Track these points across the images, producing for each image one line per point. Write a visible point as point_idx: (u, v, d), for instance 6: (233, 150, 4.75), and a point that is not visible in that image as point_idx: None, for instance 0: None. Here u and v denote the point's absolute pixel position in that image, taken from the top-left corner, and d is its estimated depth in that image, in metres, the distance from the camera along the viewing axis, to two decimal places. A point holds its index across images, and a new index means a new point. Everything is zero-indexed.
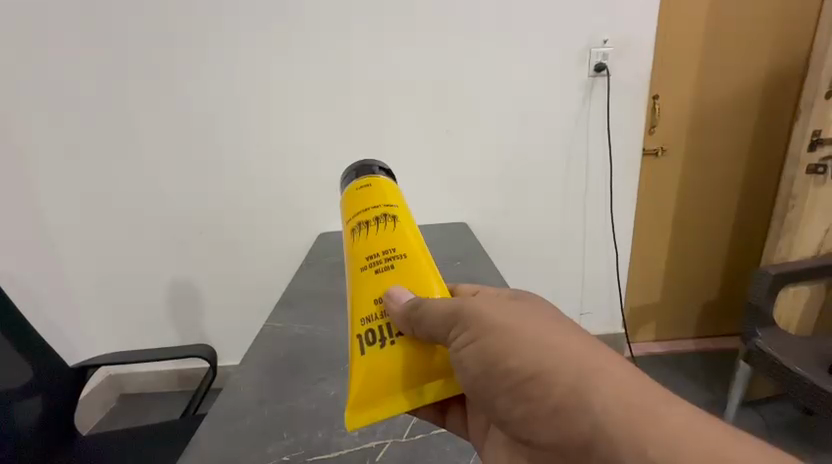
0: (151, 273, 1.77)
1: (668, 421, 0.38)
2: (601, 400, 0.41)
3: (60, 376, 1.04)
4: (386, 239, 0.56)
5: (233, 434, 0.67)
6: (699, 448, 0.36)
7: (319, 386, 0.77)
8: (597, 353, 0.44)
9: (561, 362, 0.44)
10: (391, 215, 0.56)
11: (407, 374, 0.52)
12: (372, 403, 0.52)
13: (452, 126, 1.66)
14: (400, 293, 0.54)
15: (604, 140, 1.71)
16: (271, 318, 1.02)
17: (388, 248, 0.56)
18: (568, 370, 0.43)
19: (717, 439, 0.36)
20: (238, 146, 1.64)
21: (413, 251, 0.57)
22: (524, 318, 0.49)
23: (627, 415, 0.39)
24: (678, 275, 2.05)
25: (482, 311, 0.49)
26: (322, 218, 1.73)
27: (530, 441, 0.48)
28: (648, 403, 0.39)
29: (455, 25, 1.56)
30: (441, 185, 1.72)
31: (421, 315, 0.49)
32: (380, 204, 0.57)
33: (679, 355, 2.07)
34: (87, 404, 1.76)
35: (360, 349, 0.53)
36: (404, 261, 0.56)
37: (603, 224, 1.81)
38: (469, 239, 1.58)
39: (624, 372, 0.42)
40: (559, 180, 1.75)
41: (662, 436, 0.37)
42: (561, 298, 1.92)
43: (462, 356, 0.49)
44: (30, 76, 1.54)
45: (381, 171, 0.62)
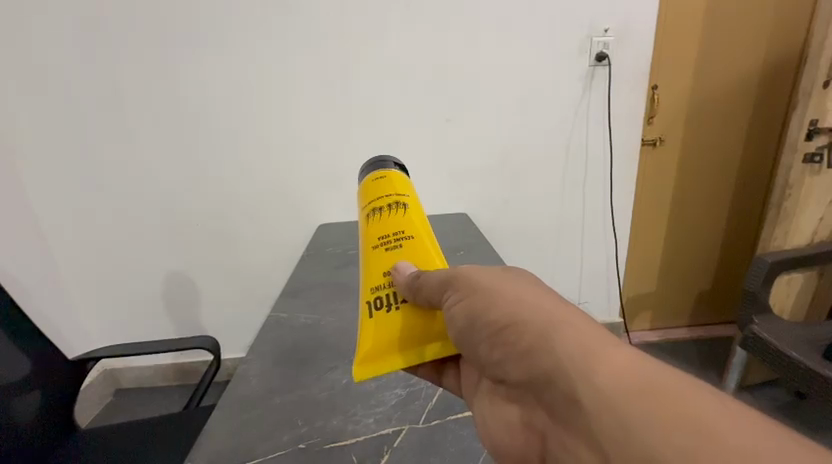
0: (145, 265, 1.73)
1: (618, 362, 0.36)
2: (552, 342, 0.40)
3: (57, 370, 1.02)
4: (396, 223, 0.59)
5: (244, 424, 0.66)
6: (651, 383, 0.34)
7: (329, 375, 0.76)
8: (563, 308, 0.43)
9: (531, 311, 0.44)
10: (403, 204, 0.60)
11: (409, 334, 0.56)
12: (377, 359, 0.57)
13: (453, 117, 1.64)
14: (407, 268, 0.58)
15: (604, 130, 1.71)
16: (274, 308, 1.00)
17: (397, 232, 0.59)
18: (537, 318, 0.43)
19: (668, 383, 0.33)
20: (236, 135, 1.60)
21: (421, 233, 0.60)
22: (504, 278, 0.49)
23: (585, 356, 0.37)
24: (674, 264, 2.08)
25: (474, 273, 0.50)
26: (321, 213, 1.72)
27: (503, 379, 0.47)
28: (599, 346, 0.37)
29: (459, 21, 1.54)
30: (442, 176, 1.71)
31: (421, 282, 0.53)
32: (392, 192, 0.60)
33: (674, 343, 2.10)
34: (85, 398, 1.74)
35: (369, 312, 0.58)
36: (411, 241, 0.60)
37: (602, 215, 1.83)
38: (471, 230, 1.57)
39: (586, 323, 0.41)
40: (559, 170, 1.75)
41: (616, 373, 0.35)
42: (559, 289, 1.93)
43: (452, 313, 0.51)
44: (16, 63, 1.48)
45: (395, 166, 0.65)
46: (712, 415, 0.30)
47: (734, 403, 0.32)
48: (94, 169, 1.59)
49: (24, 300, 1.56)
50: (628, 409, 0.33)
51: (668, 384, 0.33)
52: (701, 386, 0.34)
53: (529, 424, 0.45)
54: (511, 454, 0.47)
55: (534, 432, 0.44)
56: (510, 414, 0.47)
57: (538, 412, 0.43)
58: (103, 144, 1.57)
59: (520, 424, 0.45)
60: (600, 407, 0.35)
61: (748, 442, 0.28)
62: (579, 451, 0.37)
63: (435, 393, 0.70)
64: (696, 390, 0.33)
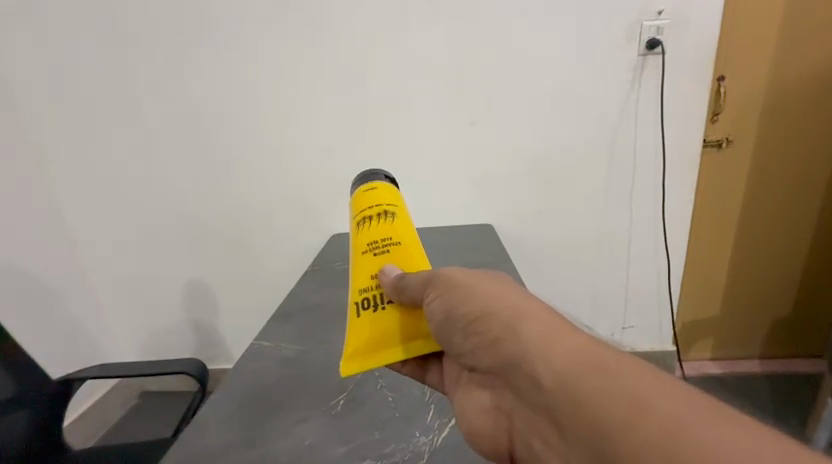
0: (163, 273, 1.72)
1: (566, 348, 0.40)
2: (514, 332, 0.44)
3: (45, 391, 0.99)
4: (382, 231, 0.57)
5: None
6: (593, 364, 0.38)
7: (296, 430, 0.64)
8: (528, 302, 0.47)
9: (496, 302, 0.47)
10: (389, 214, 0.57)
11: (399, 330, 0.54)
12: (363, 355, 0.55)
13: (477, 117, 1.48)
14: (393, 271, 0.56)
15: (656, 128, 1.47)
16: (260, 334, 0.92)
17: (384, 239, 0.57)
18: (504, 309, 0.46)
19: (611, 367, 0.38)
20: (249, 144, 1.55)
21: (409, 240, 0.58)
22: (475, 276, 0.51)
23: (541, 344, 0.42)
24: (744, 284, 1.77)
25: (452, 273, 0.51)
26: (333, 221, 1.62)
27: (476, 367, 0.49)
28: (553, 333, 0.42)
29: (486, 16, 1.39)
30: (466, 185, 1.55)
31: (405, 282, 0.53)
32: (379, 204, 0.58)
33: (741, 378, 1.79)
34: (99, 411, 1.70)
35: (356, 312, 0.56)
36: (399, 248, 0.57)
37: (652, 226, 1.58)
38: (496, 243, 1.39)
39: (545, 314, 0.45)
40: (601, 179, 1.53)
41: (566, 356, 0.40)
42: (600, 312, 1.70)
43: (430, 309, 0.51)
44: (45, 76, 1.51)
45: (385, 178, 0.62)
46: (650, 394, 0.35)
47: (671, 379, 0.36)
48: (115, 176, 1.61)
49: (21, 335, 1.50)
50: (579, 385, 0.38)
51: (613, 367, 0.37)
52: (644, 367, 0.38)
53: (499, 407, 0.48)
54: (482, 435, 0.49)
55: (504, 413, 0.47)
56: (482, 399, 0.50)
57: (507, 395, 0.46)
58: (121, 149, 1.57)
59: (492, 408, 0.48)
60: (556, 387, 0.39)
61: (678, 413, 0.33)
62: (551, 438, 0.40)
63: None
64: (636, 372, 0.37)
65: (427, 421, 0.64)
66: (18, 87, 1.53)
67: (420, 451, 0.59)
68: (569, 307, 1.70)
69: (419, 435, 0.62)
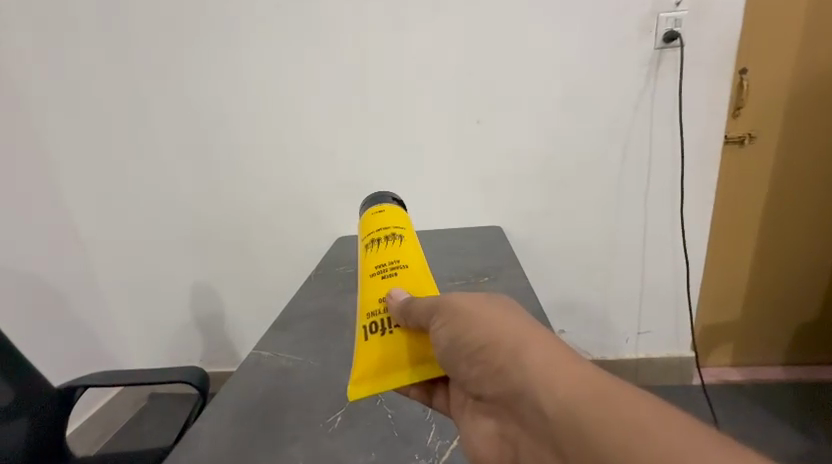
0: (169, 275, 1.72)
1: (569, 378, 0.38)
2: (517, 359, 0.41)
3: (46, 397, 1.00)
4: (389, 253, 0.54)
5: None
6: (599, 400, 0.35)
7: (288, 449, 0.62)
8: (534, 330, 0.44)
9: (499, 326, 0.45)
10: (397, 236, 0.55)
11: (409, 352, 0.51)
12: (371, 378, 0.51)
13: (484, 116, 1.43)
14: (401, 294, 0.52)
15: (673, 125, 1.41)
16: (261, 342, 0.90)
17: (392, 261, 0.54)
18: (507, 334, 0.44)
19: (617, 396, 0.35)
20: (252, 144, 1.53)
21: (417, 262, 0.55)
22: (479, 300, 0.48)
23: (544, 374, 0.39)
24: (767, 287, 1.68)
25: (457, 299, 0.47)
26: (338, 223, 1.59)
27: (481, 395, 0.46)
28: (556, 362, 0.40)
29: (493, 10, 1.33)
30: (473, 185, 1.51)
31: (411, 306, 0.49)
32: (388, 226, 0.56)
33: (764, 386, 1.70)
34: (108, 413, 1.71)
35: (364, 336, 0.53)
36: (406, 269, 0.54)
37: (669, 227, 1.51)
38: (503, 245, 1.33)
39: (552, 345, 0.42)
40: (613, 177, 1.47)
41: (570, 387, 0.37)
42: (613, 315, 1.64)
43: (436, 335, 0.47)
44: (51, 79, 1.52)
45: (393, 201, 0.60)
46: (658, 424, 0.32)
47: (684, 418, 0.33)
48: (120, 179, 1.61)
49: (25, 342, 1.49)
50: (583, 420, 0.35)
51: (618, 401, 0.34)
52: (650, 398, 0.35)
53: (503, 436, 0.45)
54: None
55: (508, 443, 0.45)
56: (486, 428, 0.47)
57: (512, 424, 0.44)
58: (127, 151, 1.57)
59: (496, 435, 0.46)
60: (560, 420, 0.37)
61: (689, 446, 0.30)
62: None
63: None
64: (643, 401, 0.34)
65: (427, 442, 0.61)
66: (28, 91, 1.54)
67: None
68: (580, 310, 1.64)
69: (418, 457, 0.59)
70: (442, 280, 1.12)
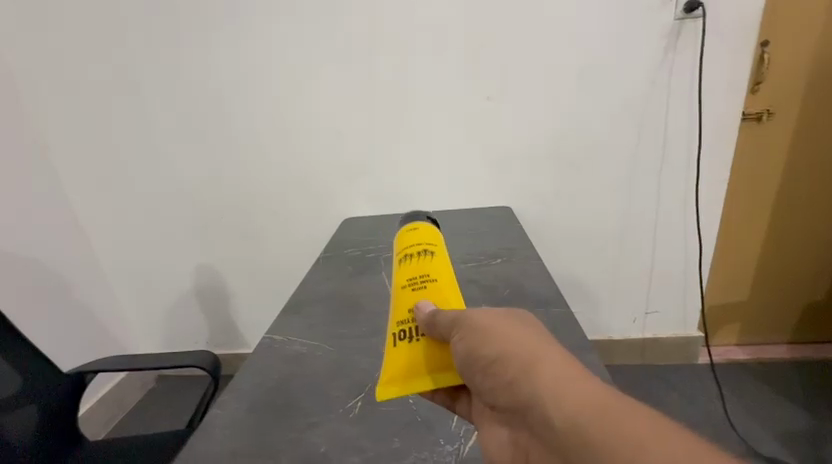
0: (171, 258, 1.69)
1: (582, 394, 0.38)
2: (531, 375, 0.41)
3: (54, 383, 0.99)
4: (417, 266, 0.51)
5: None
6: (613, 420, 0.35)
7: (308, 436, 0.61)
8: (544, 345, 0.44)
9: (512, 339, 0.44)
10: (428, 253, 0.52)
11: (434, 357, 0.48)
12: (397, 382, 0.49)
13: (494, 93, 1.38)
14: (428, 305, 0.49)
15: (691, 100, 1.36)
16: (273, 326, 0.88)
17: (420, 276, 0.51)
18: (521, 348, 0.43)
19: (627, 415, 0.35)
20: (253, 123, 1.47)
21: (446, 278, 0.52)
22: (494, 315, 0.46)
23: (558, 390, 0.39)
24: (776, 267, 1.67)
25: (476, 316, 0.45)
26: (343, 204, 1.55)
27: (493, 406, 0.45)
28: (567, 377, 0.40)
29: None
30: (483, 165, 1.46)
31: (434, 320, 0.46)
32: (417, 240, 0.53)
33: (770, 365, 1.70)
34: (116, 396, 1.72)
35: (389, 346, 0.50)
36: (435, 284, 0.50)
37: (681, 208, 1.49)
38: (513, 226, 1.30)
39: (562, 360, 0.42)
40: (627, 155, 1.43)
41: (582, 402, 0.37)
42: (621, 296, 1.63)
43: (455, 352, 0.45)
44: (42, 55, 1.46)
45: (426, 217, 0.58)
46: (673, 449, 0.32)
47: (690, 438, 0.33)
48: (118, 161, 1.56)
49: (30, 328, 1.47)
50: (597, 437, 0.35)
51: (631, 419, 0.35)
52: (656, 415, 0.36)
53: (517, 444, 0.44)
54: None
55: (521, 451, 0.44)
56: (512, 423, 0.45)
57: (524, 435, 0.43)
58: (124, 132, 1.52)
59: (509, 442, 0.45)
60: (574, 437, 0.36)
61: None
62: None
63: None
64: (655, 424, 0.34)
65: (451, 427, 0.61)
66: (19, 69, 1.48)
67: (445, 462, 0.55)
68: (588, 291, 1.63)
69: (443, 442, 0.58)
70: (453, 262, 1.10)
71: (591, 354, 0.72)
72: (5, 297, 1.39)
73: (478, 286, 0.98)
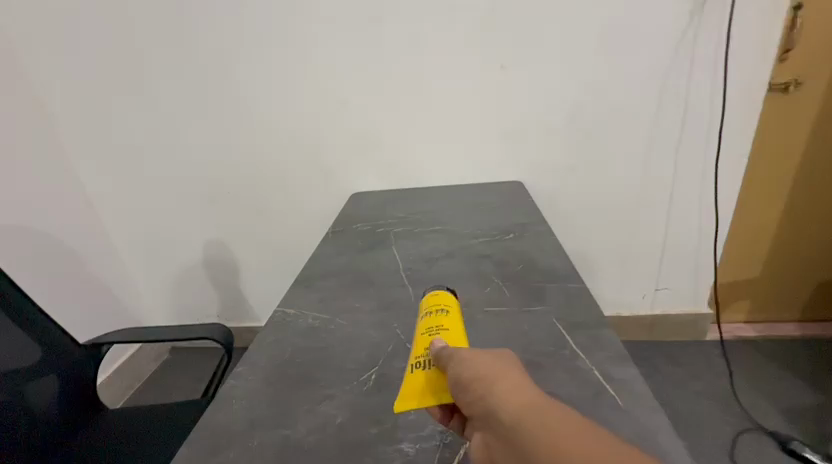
0: (180, 232, 1.69)
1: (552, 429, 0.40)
2: (500, 392, 0.44)
3: (72, 354, 1.01)
4: (432, 319, 0.56)
5: None
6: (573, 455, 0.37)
7: (323, 409, 0.62)
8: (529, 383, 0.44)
9: (490, 364, 0.47)
10: (444, 311, 0.57)
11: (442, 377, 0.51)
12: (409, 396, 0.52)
13: (509, 60, 1.32)
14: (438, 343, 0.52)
15: (716, 69, 1.29)
16: (285, 300, 0.88)
17: (435, 327, 0.55)
18: (498, 372, 0.46)
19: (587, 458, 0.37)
20: (259, 92, 1.43)
21: (458, 331, 0.55)
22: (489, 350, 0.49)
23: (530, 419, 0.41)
24: (792, 244, 1.63)
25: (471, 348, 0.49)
26: (351, 179, 1.52)
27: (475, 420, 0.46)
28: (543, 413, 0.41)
29: None
30: (495, 136, 1.42)
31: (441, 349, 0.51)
32: (435, 298, 0.59)
33: (779, 342, 1.69)
34: (132, 367, 1.77)
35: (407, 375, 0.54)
36: (446, 333, 0.54)
37: (698, 183, 1.45)
38: (526, 201, 1.27)
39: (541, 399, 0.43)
40: (644, 126, 1.38)
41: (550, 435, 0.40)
42: (632, 273, 1.62)
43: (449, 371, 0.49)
44: (42, 22, 1.42)
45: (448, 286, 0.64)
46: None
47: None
48: (124, 133, 1.54)
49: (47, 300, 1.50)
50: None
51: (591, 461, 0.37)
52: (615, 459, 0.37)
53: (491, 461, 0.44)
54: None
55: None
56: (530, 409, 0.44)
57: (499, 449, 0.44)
58: (130, 104, 1.49)
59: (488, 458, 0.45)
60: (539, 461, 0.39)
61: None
62: None
63: (456, 460, 0.53)
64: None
65: None
66: (19, 37, 1.44)
67: None
68: (599, 267, 1.61)
69: None
70: (464, 238, 1.08)
71: (608, 331, 0.71)
72: (20, 270, 1.41)
73: (491, 262, 0.96)
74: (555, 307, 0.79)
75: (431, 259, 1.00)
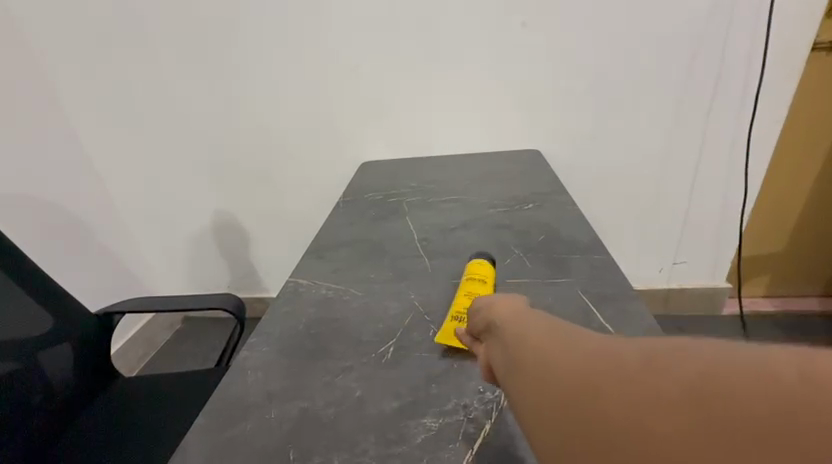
0: (187, 203, 1.66)
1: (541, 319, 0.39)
2: (499, 306, 0.45)
3: (85, 324, 1.01)
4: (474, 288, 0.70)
5: (228, 445, 0.53)
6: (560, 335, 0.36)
7: (341, 382, 0.60)
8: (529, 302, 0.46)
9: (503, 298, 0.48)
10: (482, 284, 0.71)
11: None
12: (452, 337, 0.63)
13: (529, 19, 1.23)
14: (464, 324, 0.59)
15: (758, 26, 1.19)
16: (297, 270, 0.85)
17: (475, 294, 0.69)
18: (506, 300, 0.47)
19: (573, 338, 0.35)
20: (263, 56, 1.36)
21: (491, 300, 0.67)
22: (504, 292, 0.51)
23: (521, 316, 0.42)
24: (821, 216, 1.56)
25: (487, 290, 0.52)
26: (360, 147, 1.46)
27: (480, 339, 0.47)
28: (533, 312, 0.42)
29: None
30: (512, 102, 1.34)
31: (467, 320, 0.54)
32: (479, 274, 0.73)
33: (799, 317, 1.65)
34: (146, 336, 1.79)
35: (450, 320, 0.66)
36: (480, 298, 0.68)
37: (728, 150, 1.37)
38: (545, 171, 1.21)
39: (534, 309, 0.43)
40: (673, 91, 1.29)
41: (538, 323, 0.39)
42: (650, 246, 1.57)
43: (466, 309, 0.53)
44: None
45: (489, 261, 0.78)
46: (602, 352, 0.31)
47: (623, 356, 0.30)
48: (126, 100, 1.49)
49: (59, 271, 1.49)
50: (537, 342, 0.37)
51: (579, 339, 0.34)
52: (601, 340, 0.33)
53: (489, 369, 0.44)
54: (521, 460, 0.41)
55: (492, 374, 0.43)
56: None
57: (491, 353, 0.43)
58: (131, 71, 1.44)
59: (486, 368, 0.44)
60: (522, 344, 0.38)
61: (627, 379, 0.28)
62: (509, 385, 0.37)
63: (482, 435, 0.51)
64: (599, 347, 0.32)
65: None
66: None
67: (487, 409, 0.54)
68: (616, 241, 1.56)
69: (482, 389, 0.57)
70: (481, 207, 1.04)
71: (638, 303, 0.68)
72: (30, 240, 1.40)
73: (510, 232, 0.92)
74: (580, 279, 0.75)
75: (447, 229, 0.96)
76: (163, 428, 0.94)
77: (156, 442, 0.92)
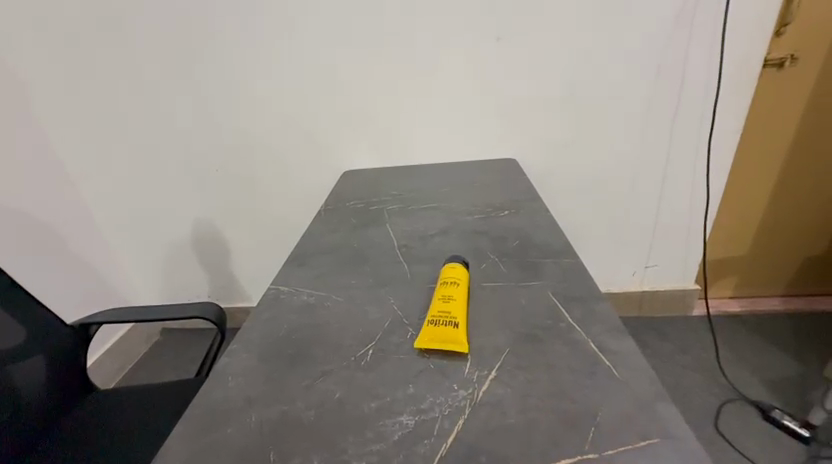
0: (167, 212, 1.65)
1: None
2: None
3: (59, 337, 0.98)
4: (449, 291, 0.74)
5: (208, 449, 0.54)
6: None
7: (320, 385, 0.61)
8: None
9: None
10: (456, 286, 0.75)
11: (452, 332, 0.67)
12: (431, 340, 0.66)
13: (505, 33, 1.29)
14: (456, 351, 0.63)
15: (714, 42, 1.28)
16: (278, 278, 0.86)
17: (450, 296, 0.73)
18: None
19: None
20: (246, 65, 1.38)
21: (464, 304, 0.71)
22: None
23: None
24: (779, 220, 1.65)
25: None
26: (343, 154, 1.48)
27: None
28: None
29: None
30: (489, 112, 1.39)
31: None
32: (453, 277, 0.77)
33: (764, 316, 1.74)
34: (122, 349, 1.75)
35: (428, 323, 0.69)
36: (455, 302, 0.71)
37: (691, 158, 1.45)
38: (522, 178, 1.26)
39: None
40: (640, 102, 1.36)
41: None
42: (624, 250, 1.63)
43: None
44: None
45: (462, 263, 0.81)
46: None
47: None
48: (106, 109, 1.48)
49: (35, 282, 1.45)
50: None
51: None
52: None
53: None
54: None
55: None
56: None
57: None
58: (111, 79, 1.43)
59: None
60: None
61: None
62: None
63: (456, 430, 0.54)
64: None
65: (465, 373, 0.61)
66: None
67: (460, 406, 0.57)
68: (592, 244, 1.62)
69: (457, 387, 0.59)
70: (459, 214, 1.07)
71: (603, 303, 0.72)
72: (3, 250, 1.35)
73: (487, 238, 0.95)
74: (552, 281, 0.79)
75: (426, 235, 0.99)
76: (140, 441, 0.93)
77: (132, 455, 0.90)
